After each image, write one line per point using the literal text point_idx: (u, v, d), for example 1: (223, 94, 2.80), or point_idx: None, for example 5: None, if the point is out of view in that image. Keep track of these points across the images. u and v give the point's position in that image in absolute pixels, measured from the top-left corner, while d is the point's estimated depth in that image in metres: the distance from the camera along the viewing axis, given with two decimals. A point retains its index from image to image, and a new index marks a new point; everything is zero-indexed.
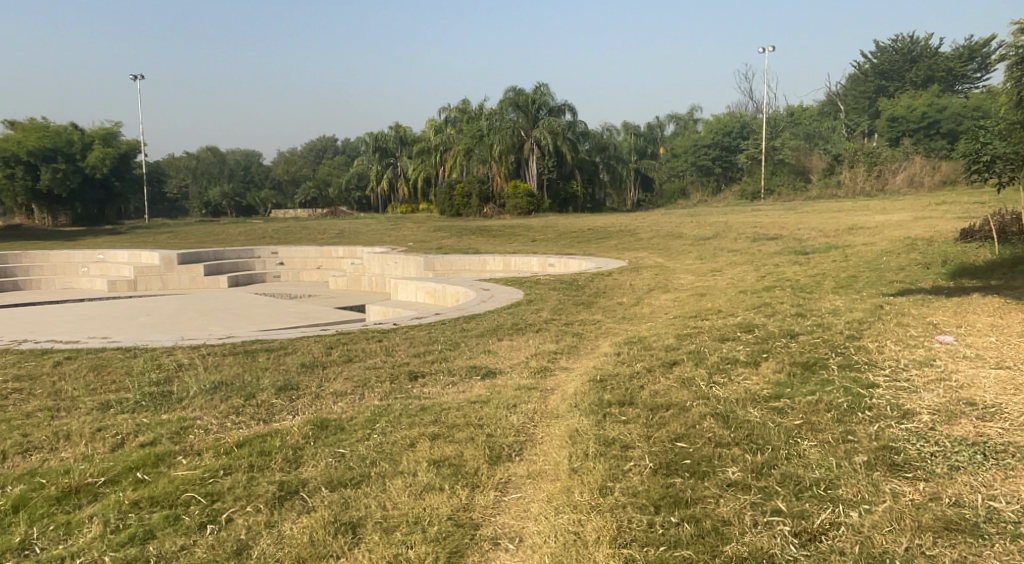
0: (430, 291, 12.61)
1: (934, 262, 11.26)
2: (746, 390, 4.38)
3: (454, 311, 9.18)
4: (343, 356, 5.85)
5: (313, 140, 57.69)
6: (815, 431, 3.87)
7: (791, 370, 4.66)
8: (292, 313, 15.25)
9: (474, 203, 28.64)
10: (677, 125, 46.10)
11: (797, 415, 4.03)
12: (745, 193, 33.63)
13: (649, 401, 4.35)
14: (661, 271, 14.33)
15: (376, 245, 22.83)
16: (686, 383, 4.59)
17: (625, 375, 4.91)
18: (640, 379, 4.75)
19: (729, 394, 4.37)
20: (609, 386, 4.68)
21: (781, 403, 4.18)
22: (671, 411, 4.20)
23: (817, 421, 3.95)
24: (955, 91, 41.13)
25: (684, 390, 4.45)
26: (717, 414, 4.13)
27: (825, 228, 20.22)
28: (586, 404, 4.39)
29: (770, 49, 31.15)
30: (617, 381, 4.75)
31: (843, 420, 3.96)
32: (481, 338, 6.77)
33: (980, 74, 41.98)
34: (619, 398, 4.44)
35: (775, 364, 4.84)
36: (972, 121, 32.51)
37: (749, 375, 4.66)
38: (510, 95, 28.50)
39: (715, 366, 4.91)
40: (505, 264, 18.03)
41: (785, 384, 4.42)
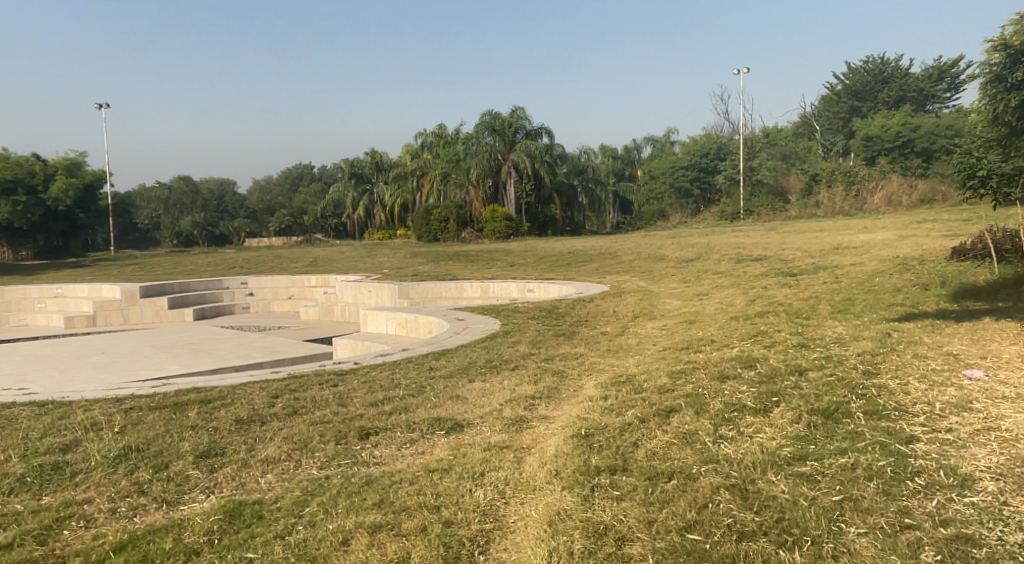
0: (402, 322, 11.83)
1: (932, 283, 10.65)
2: (763, 449, 3.66)
3: (425, 344, 8.41)
4: (287, 407, 5.14)
5: (288, 168, 56.81)
6: (863, 513, 3.16)
7: (809, 420, 3.93)
8: (257, 348, 14.41)
9: (451, 228, 27.86)
10: (654, 148, 45.73)
11: (832, 487, 3.32)
12: (724, 214, 33.20)
13: (647, 467, 3.62)
14: (644, 297, 13.65)
15: (349, 273, 22.04)
16: (691, 438, 3.85)
17: (614, 427, 4.16)
18: (633, 433, 4.00)
19: (743, 455, 3.63)
20: (596, 443, 3.93)
21: (807, 469, 3.47)
22: (675, 483, 3.47)
23: (860, 497, 3.24)
24: (926, 111, 41.24)
25: (687, 451, 3.72)
26: (733, 485, 3.41)
27: (809, 248, 19.65)
28: (569, 472, 3.65)
29: (741, 72, 30.84)
30: (606, 436, 4.00)
31: (890, 494, 3.26)
32: (451, 380, 6.02)
33: (951, 94, 42.10)
34: (610, 462, 3.70)
35: (790, 411, 4.09)
36: (946, 139, 32.37)
37: (763, 426, 3.94)
38: (486, 119, 27.94)
39: (720, 414, 4.16)
40: (482, 290, 17.26)
41: (809, 440, 3.71)
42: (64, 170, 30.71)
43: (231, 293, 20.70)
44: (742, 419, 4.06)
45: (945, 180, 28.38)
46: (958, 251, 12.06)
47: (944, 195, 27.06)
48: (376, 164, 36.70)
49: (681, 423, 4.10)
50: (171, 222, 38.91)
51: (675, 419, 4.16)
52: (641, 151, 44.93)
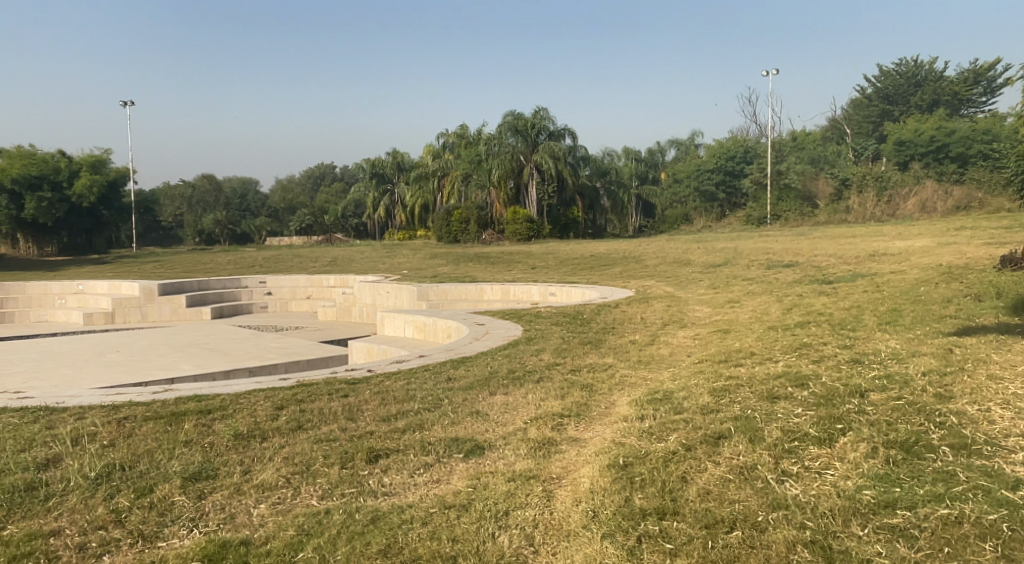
0: (420, 326, 11.35)
1: (982, 298, 10.02)
2: (841, 495, 3.20)
3: (444, 351, 7.90)
4: (290, 422, 4.64)
5: (310, 168, 56.66)
6: None
7: (887, 455, 3.44)
8: (273, 349, 14.00)
9: (471, 229, 27.46)
10: (678, 150, 45.01)
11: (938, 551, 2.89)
12: (751, 218, 32.45)
13: (702, 513, 3.19)
14: (672, 303, 13.08)
15: (368, 273, 21.65)
16: (749, 477, 3.40)
17: (659, 456, 3.68)
18: (680, 466, 3.53)
19: (818, 502, 3.18)
20: (639, 478, 3.47)
21: (900, 523, 3.03)
22: (738, 536, 3.04)
23: None
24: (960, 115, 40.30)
25: (748, 494, 3.26)
26: (813, 543, 2.98)
27: (844, 255, 18.94)
28: (609, 516, 3.21)
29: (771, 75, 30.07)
30: (649, 468, 3.54)
31: (1011, 563, 2.82)
32: (471, 394, 5.50)
33: (987, 98, 41.06)
34: (658, 504, 3.26)
35: (862, 443, 3.60)
36: (983, 145, 31.41)
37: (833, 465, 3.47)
38: (509, 119, 27.48)
39: (780, 444, 3.66)
40: (502, 292, 16.80)
41: (891, 484, 3.25)
42: (88, 167, 30.60)
43: (250, 292, 20.34)
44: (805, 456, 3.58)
45: (981, 187, 27.49)
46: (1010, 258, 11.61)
47: (979, 203, 26.21)
48: (397, 165, 36.36)
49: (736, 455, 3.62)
50: (193, 219, 38.70)
51: (726, 447, 3.68)
52: (665, 154, 44.14)
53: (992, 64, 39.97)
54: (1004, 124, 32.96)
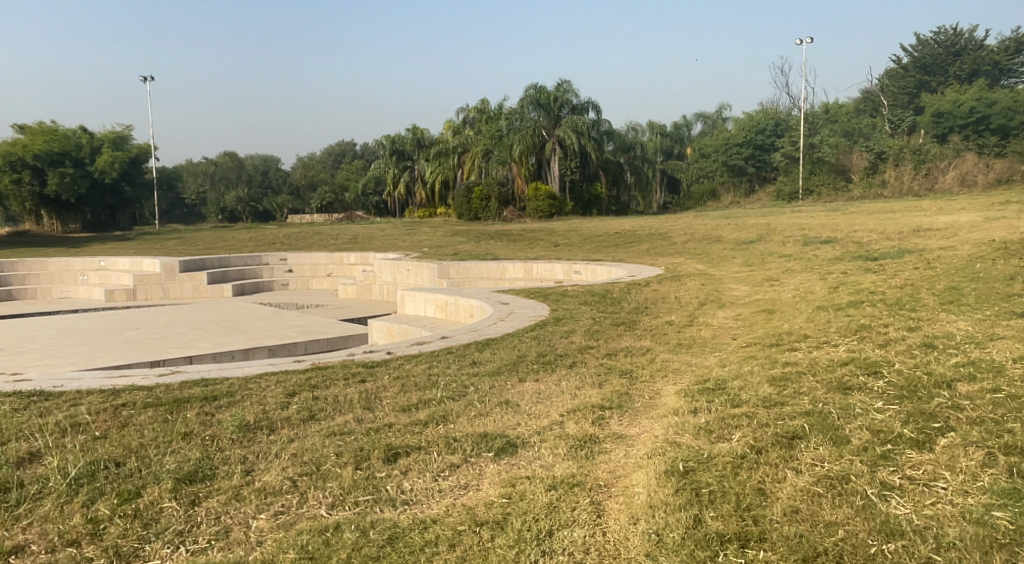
0: (442, 305, 10.87)
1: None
2: (963, 524, 2.69)
3: (469, 332, 7.38)
4: (303, 408, 4.11)
5: (332, 145, 56.24)
6: None
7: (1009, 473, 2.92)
8: (294, 327, 13.58)
9: (493, 206, 26.95)
10: (705, 124, 43.97)
11: None
12: (781, 193, 31.58)
13: (792, 543, 2.69)
14: (707, 281, 12.48)
15: (390, 250, 21.20)
16: (844, 497, 2.90)
17: (728, 462, 3.19)
18: (756, 479, 3.04)
19: (934, 532, 2.68)
20: (710, 494, 2.98)
21: None
22: None
23: None
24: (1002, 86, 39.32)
25: (847, 520, 2.77)
26: None
27: (885, 230, 18.17)
28: (680, 544, 2.73)
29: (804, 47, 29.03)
30: (720, 481, 3.06)
31: None
32: (500, 381, 4.97)
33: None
34: (737, 529, 2.78)
35: (973, 454, 3.08)
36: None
37: (945, 480, 2.94)
38: (531, 92, 26.77)
39: (874, 453, 3.15)
40: (525, 270, 16.24)
41: (1023, 505, 2.72)
42: (110, 143, 30.35)
43: (271, 269, 19.97)
44: (908, 468, 3.05)
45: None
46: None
47: (1021, 176, 25.29)
48: (417, 141, 35.80)
49: (823, 466, 3.10)
50: (216, 195, 38.45)
51: (807, 454, 3.17)
52: (692, 129, 43.07)
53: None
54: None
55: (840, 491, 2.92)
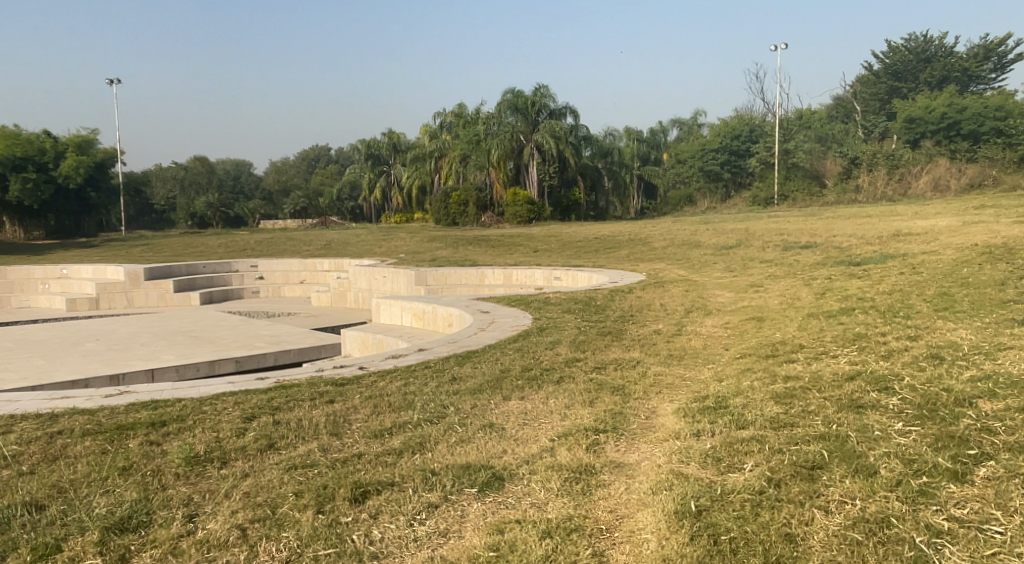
0: (419, 314, 10.44)
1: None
2: None
3: (449, 344, 6.94)
4: (260, 437, 3.64)
5: (306, 150, 55.43)
6: None
7: None
8: (263, 337, 13.05)
9: (470, 211, 26.56)
10: (681, 130, 43.81)
11: None
12: (757, 199, 31.39)
13: None
14: (691, 287, 12.17)
15: (365, 257, 20.72)
16: (888, 548, 2.62)
17: (748, 503, 2.88)
18: (781, 526, 2.75)
19: None
20: (733, 547, 2.68)
21: None
22: None
23: None
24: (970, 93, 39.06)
25: None
26: None
27: (865, 235, 17.99)
28: None
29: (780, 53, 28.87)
30: (742, 528, 2.76)
31: None
32: (481, 401, 4.55)
33: (996, 75, 40.13)
34: None
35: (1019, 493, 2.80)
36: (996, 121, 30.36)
37: (998, 524, 2.67)
38: (508, 97, 26.41)
39: (910, 491, 2.87)
40: (505, 277, 15.87)
41: None
42: (74, 148, 29.46)
43: (241, 276, 19.37)
44: (953, 507, 2.77)
45: (995, 165, 26.53)
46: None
47: (993, 180, 25.27)
48: (393, 145, 35.32)
49: (857, 507, 2.81)
50: (185, 200, 37.58)
51: (838, 492, 2.88)
52: (668, 134, 42.79)
53: (1002, 40, 38.95)
54: (1016, 101, 31.96)
55: (881, 540, 2.64)
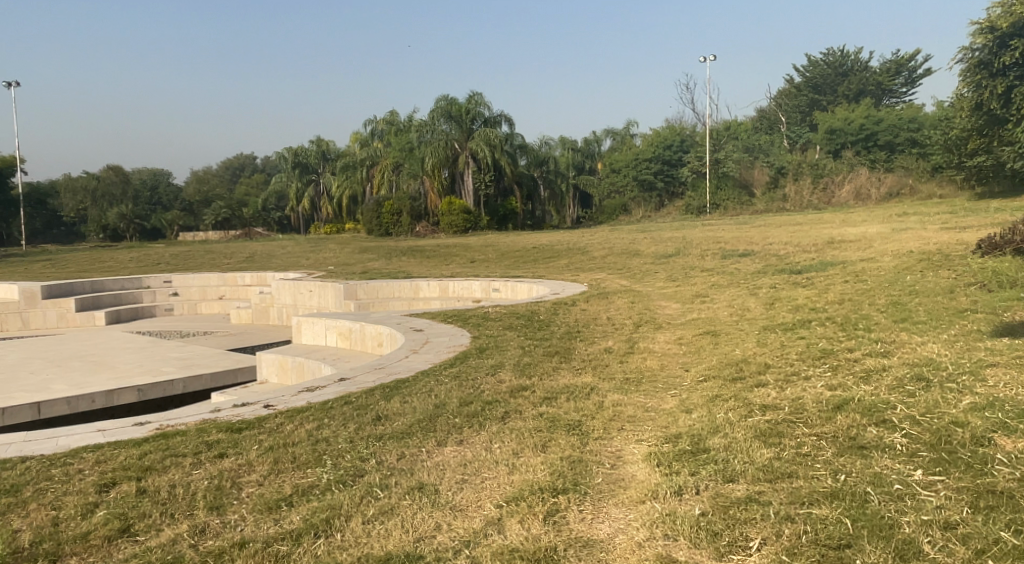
0: (345, 333, 9.49)
1: (989, 300, 8.74)
2: None
3: (376, 371, 6.04)
4: (109, 518, 2.87)
5: (228, 159, 53.29)
6: None
7: None
8: (172, 361, 11.91)
9: (405, 221, 25.86)
10: (613, 140, 43.59)
11: None
12: (689, 208, 31.18)
13: None
14: (635, 298, 11.61)
15: (290, 270, 19.63)
16: None
17: None
18: None
19: None
20: None
21: None
22: None
23: None
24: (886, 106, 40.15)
25: None
26: None
27: (800, 242, 17.75)
28: None
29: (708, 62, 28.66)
30: None
31: None
32: (408, 450, 3.74)
33: (908, 89, 41.40)
34: None
35: None
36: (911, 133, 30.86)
37: None
38: (441, 104, 25.53)
39: None
40: (440, 289, 15.09)
41: None
42: None
43: (153, 293, 18.01)
44: None
45: (913, 174, 26.91)
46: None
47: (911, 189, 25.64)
48: (322, 153, 34.09)
49: None
50: (95, 211, 35.34)
51: None
52: (601, 144, 42.35)
53: (914, 55, 40.06)
54: (929, 112, 32.66)
55: None
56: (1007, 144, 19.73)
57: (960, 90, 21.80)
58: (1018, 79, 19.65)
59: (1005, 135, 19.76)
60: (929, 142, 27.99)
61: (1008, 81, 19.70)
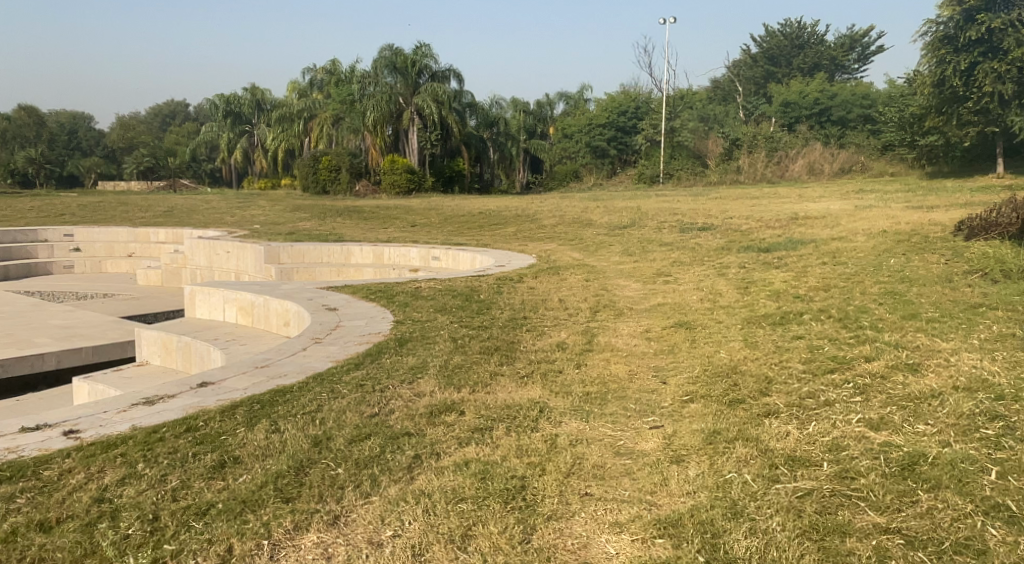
0: (247, 308, 7.87)
1: (1000, 293, 7.56)
2: None
3: (255, 371, 4.50)
4: None
5: (156, 105, 49.94)
6: None
7: None
8: (50, 329, 10.18)
9: (343, 179, 24.01)
10: (567, 104, 41.85)
11: None
12: (642, 176, 29.77)
13: None
14: (590, 274, 10.22)
15: (209, 227, 17.78)
16: None
17: None
18: None
19: None
20: None
21: None
22: None
23: None
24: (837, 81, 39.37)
25: None
26: None
27: (761, 217, 16.55)
28: None
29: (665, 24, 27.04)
30: None
31: None
32: (246, 558, 2.40)
33: (860, 66, 40.92)
34: None
35: None
36: (867, 110, 29.91)
37: None
38: (386, 54, 23.58)
39: None
40: (375, 256, 13.54)
41: None
42: None
43: (50, 247, 16.06)
44: None
45: (865, 150, 26.22)
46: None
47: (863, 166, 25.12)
48: (256, 102, 31.80)
49: None
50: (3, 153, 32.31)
51: None
52: (554, 108, 40.26)
53: (869, 30, 39.38)
54: (883, 89, 31.82)
55: None
56: (966, 123, 18.47)
57: (920, 66, 20.65)
58: (982, 55, 18.04)
59: (965, 112, 18.43)
60: (880, 119, 27.09)
61: (971, 57, 18.10)
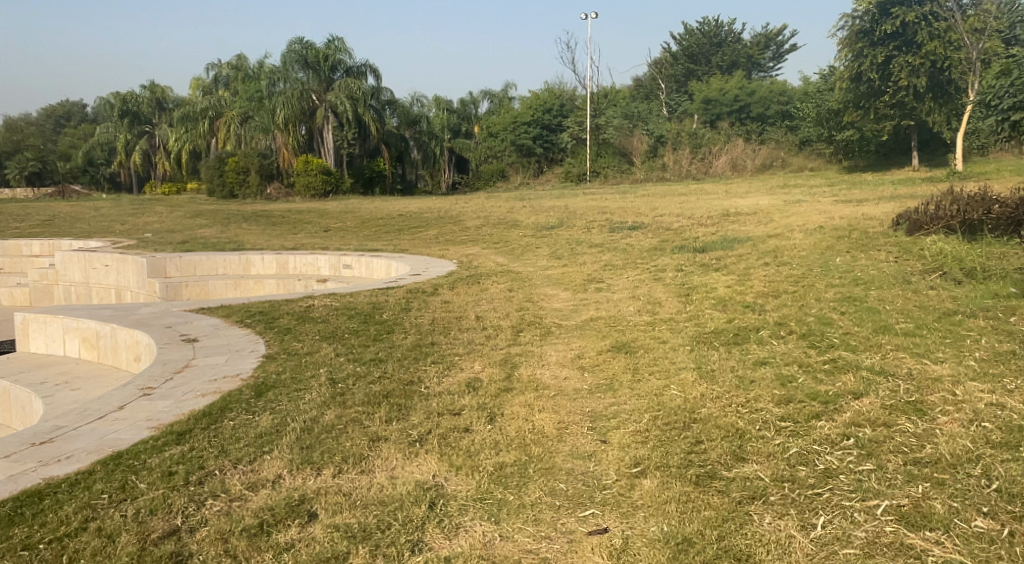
0: (91, 340, 6.41)
1: (973, 296, 6.67)
2: None
3: (22, 456, 3.14)
4: None
5: (49, 106, 46.67)
6: None
7: None
8: None
9: (253, 181, 22.27)
10: (491, 102, 40.68)
11: None
12: (568, 175, 28.74)
13: None
14: (515, 283, 9.04)
15: (93, 237, 15.99)
16: None
17: None
18: None
19: None
20: None
21: None
22: None
23: None
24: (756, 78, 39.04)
25: None
26: None
27: (693, 214, 15.68)
28: None
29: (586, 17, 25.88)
30: None
31: None
32: None
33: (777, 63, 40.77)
34: None
35: None
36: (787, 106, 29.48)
37: None
38: (295, 47, 21.95)
39: None
40: (278, 265, 12.06)
41: None
42: None
43: None
44: None
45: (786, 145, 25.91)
46: (969, 225, 9.44)
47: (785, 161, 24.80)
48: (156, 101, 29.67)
49: None
50: None
51: None
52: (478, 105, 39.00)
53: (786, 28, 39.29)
54: (800, 85, 31.46)
55: None
56: (883, 117, 17.91)
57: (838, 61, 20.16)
58: (897, 49, 17.08)
59: (882, 107, 17.76)
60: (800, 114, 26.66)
61: (886, 50, 17.09)
